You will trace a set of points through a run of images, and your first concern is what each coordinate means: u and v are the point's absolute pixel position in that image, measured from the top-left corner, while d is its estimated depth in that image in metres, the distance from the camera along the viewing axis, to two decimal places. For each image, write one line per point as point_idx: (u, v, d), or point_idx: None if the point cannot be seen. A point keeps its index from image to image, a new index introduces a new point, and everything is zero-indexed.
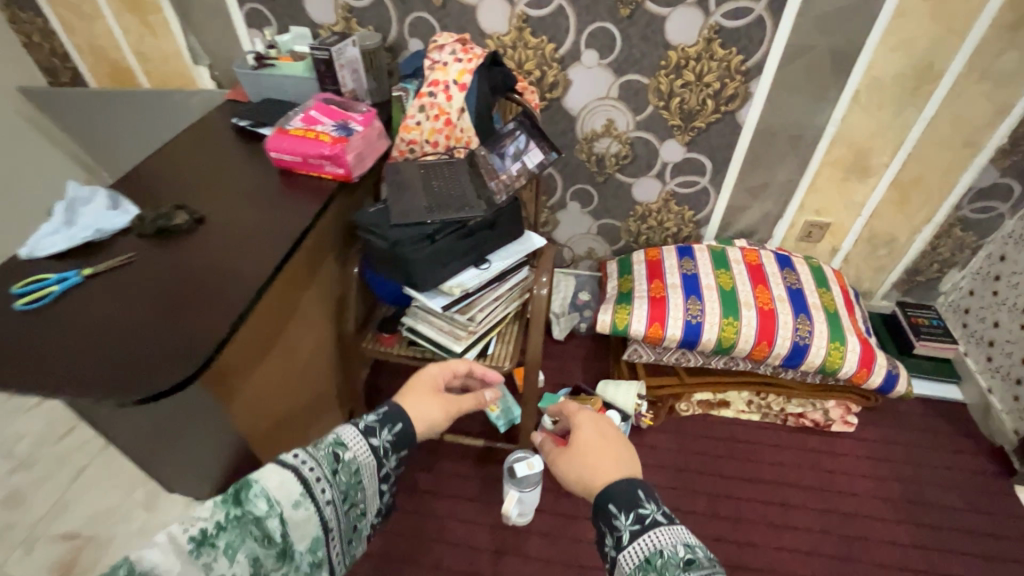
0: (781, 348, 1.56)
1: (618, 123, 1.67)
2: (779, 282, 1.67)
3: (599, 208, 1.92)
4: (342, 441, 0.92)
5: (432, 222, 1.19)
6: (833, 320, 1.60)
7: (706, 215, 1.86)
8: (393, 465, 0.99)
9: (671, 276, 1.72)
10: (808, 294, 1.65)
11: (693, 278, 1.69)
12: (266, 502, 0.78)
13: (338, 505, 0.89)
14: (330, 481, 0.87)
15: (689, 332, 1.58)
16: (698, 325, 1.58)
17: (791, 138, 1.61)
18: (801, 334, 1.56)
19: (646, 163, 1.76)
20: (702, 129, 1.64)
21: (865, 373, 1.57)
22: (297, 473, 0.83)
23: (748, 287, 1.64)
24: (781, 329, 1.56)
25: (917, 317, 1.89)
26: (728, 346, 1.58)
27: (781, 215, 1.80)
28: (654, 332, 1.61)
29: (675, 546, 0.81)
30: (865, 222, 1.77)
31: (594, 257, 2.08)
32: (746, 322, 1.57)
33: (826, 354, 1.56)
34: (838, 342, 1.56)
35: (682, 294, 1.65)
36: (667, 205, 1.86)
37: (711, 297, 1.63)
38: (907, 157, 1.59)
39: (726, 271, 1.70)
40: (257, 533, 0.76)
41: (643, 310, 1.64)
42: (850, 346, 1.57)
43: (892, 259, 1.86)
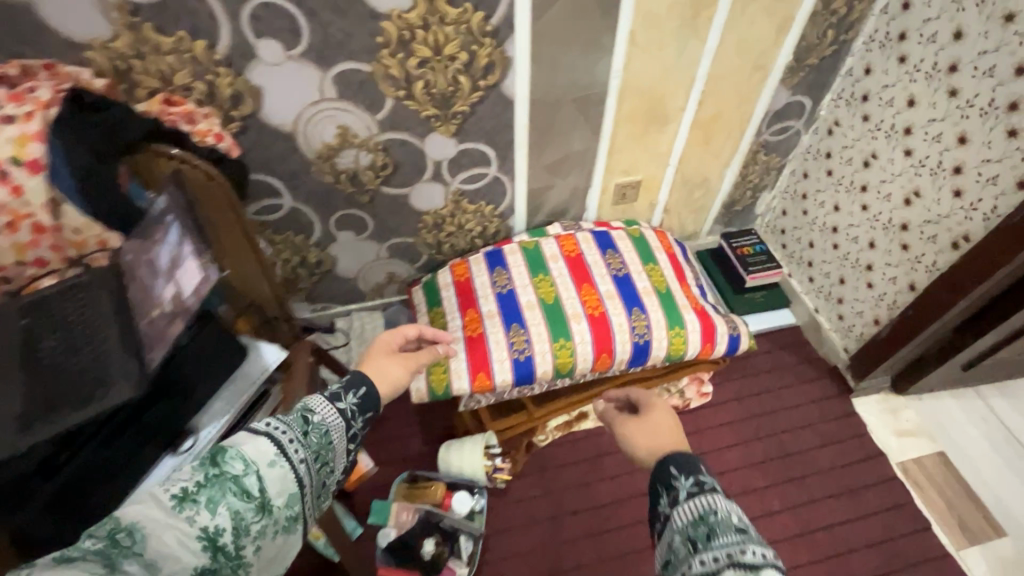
0: (623, 355, 1.34)
1: (355, 128, 1.21)
2: (605, 271, 1.43)
3: (380, 231, 1.48)
4: (312, 406, 0.78)
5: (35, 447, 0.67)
6: (668, 301, 1.41)
7: (509, 205, 1.52)
8: (363, 425, 0.83)
9: (485, 301, 1.39)
10: (637, 279, 1.43)
11: (510, 296, 1.39)
12: (241, 461, 0.66)
13: (315, 464, 0.73)
14: (304, 441, 0.73)
15: (520, 373, 1.29)
16: (528, 360, 1.30)
17: (575, 102, 1.29)
18: (639, 332, 1.35)
19: (414, 167, 1.33)
20: (468, 112, 1.24)
21: (709, 349, 1.43)
22: (267, 436, 0.70)
23: (572, 293, 1.38)
24: (618, 334, 1.34)
25: (742, 248, 1.80)
26: (568, 371, 1.32)
27: (589, 185, 1.52)
28: (481, 383, 1.29)
29: (729, 512, 0.68)
30: (676, 169, 1.56)
31: (399, 280, 1.68)
32: (579, 339, 1.32)
33: (668, 344, 1.37)
34: (677, 326, 1.38)
35: (503, 324, 1.34)
36: (460, 205, 1.48)
37: (536, 319, 1.34)
38: (702, 95, 1.36)
39: (546, 275, 1.41)
40: (235, 490, 0.64)
41: (462, 359, 1.31)
42: (689, 327, 1.40)
43: (709, 198, 1.71)
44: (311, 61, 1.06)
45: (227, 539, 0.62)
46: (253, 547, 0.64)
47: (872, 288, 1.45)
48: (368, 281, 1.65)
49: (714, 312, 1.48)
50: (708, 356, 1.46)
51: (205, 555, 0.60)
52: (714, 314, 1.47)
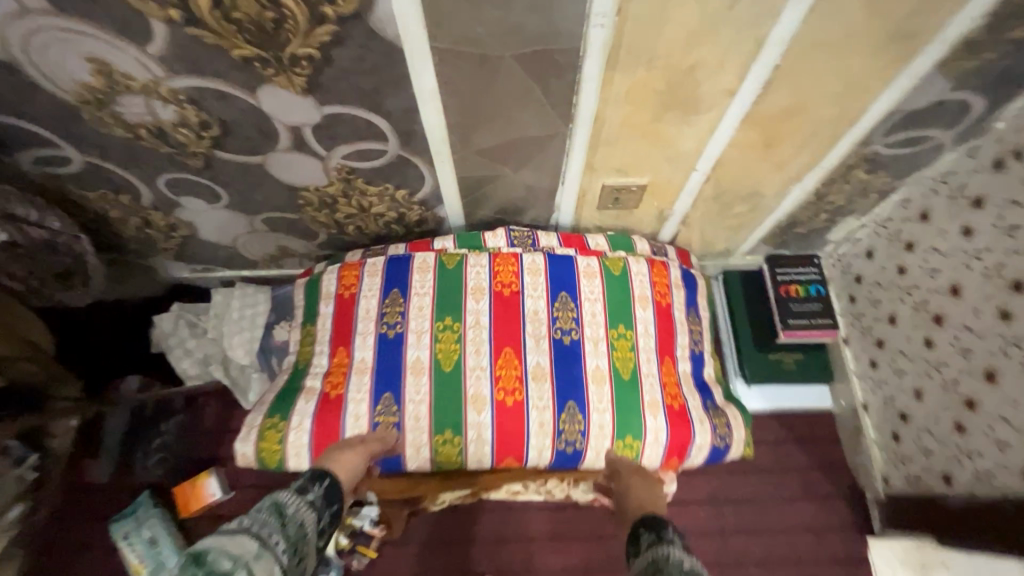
0: (538, 462, 0.94)
1: (123, 66, 0.70)
2: (545, 333, 0.96)
3: (242, 202, 1.03)
4: (280, 500, 0.74)
5: None
6: (627, 396, 0.94)
7: (432, 192, 1.01)
8: (330, 521, 0.78)
9: (362, 341, 0.97)
10: (590, 353, 0.96)
11: (394, 344, 0.95)
12: (230, 555, 0.61)
13: (295, 558, 0.68)
14: (283, 533, 0.69)
15: (381, 463, 0.92)
16: (395, 452, 0.91)
17: (524, 63, 0.71)
18: (567, 438, 0.92)
19: (258, 131, 0.82)
20: (320, 61, 0.69)
21: (675, 462, 0.99)
22: (246, 531, 0.65)
23: (482, 359, 0.93)
24: (533, 438, 0.91)
25: (789, 286, 1.25)
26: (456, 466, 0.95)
27: (558, 183, 0.97)
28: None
29: (683, 558, 0.68)
30: (707, 176, 0.97)
31: (296, 254, 1.25)
32: (472, 437, 0.90)
33: (610, 457, 0.94)
34: (630, 434, 0.93)
35: (372, 388, 0.93)
36: (353, 185, 0.98)
37: (421, 393, 0.92)
38: (772, 74, 0.73)
39: (454, 320, 0.96)
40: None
41: (306, 430, 0.92)
42: (650, 437, 0.94)
43: (755, 216, 1.11)
44: None
45: None
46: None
47: (962, 435, 0.93)
48: (254, 250, 1.24)
49: (700, 412, 0.99)
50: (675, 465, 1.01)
51: None
52: (697, 418, 0.98)
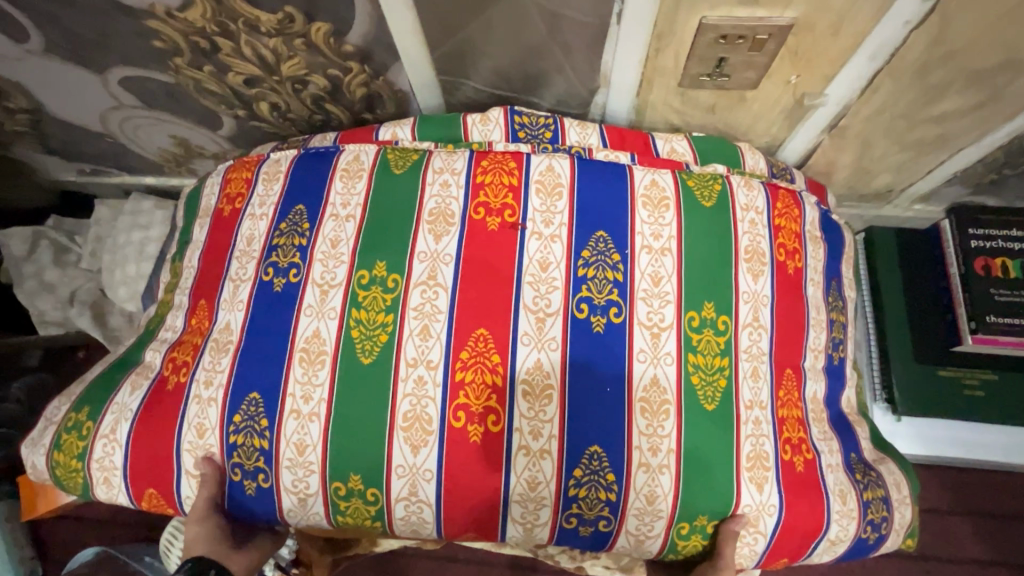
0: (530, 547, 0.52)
1: None
2: (558, 311, 0.51)
3: (69, 44, 0.62)
4: None
5: None
6: (704, 449, 0.50)
7: (376, 34, 0.55)
8: None
9: (234, 295, 0.55)
10: (641, 356, 0.51)
11: (282, 306, 0.53)
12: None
13: None
14: None
15: (248, 513, 0.53)
16: (264, 501, 0.51)
17: None
18: (584, 516, 0.50)
19: None
20: None
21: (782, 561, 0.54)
22: None
23: (437, 348, 0.50)
24: (517, 512, 0.49)
25: (995, 259, 0.73)
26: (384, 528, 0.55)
27: (609, 18, 0.50)
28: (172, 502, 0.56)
29: None
30: (924, 12, 0.47)
31: (208, 155, 0.84)
32: (401, 494, 0.50)
33: (664, 550, 0.52)
34: (704, 517, 0.50)
35: (230, 385, 0.51)
36: (231, 10, 0.54)
37: (314, 406, 0.50)
38: None
39: (392, 270, 0.53)
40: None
41: (120, 448, 0.52)
42: (744, 524, 0.50)
43: (975, 122, 0.60)
44: None
45: None
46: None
47: None
48: (147, 144, 0.83)
49: (842, 480, 0.53)
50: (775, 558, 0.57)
51: None
52: (837, 493, 0.52)
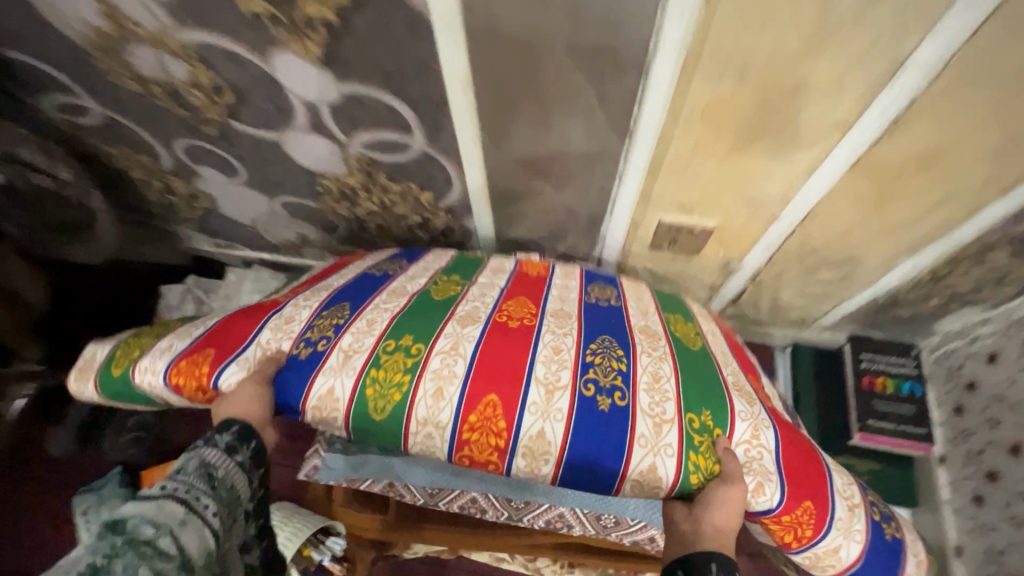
0: (550, 418, 0.63)
1: (130, 9, 0.63)
2: (577, 298, 0.81)
3: (258, 182, 0.95)
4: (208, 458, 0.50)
5: None
6: (689, 361, 0.73)
7: (461, 201, 0.88)
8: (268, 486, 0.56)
9: (335, 279, 0.84)
10: (636, 317, 0.79)
11: (377, 281, 0.83)
12: (148, 525, 0.41)
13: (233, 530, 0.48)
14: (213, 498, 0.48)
15: (288, 382, 0.67)
16: (309, 365, 0.68)
17: (574, 56, 0.57)
18: (600, 381, 0.66)
19: (271, 102, 0.73)
20: (338, 28, 0.59)
21: (807, 509, 0.64)
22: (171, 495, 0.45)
23: (492, 297, 0.78)
24: (541, 367, 0.66)
25: (875, 377, 1.02)
26: (391, 416, 0.64)
27: (606, 210, 0.82)
28: (190, 391, 0.70)
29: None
30: (793, 229, 0.78)
31: (316, 246, 1.16)
32: (444, 349, 0.68)
33: (682, 445, 0.63)
34: (708, 407, 0.66)
35: (324, 301, 0.77)
36: (374, 179, 0.87)
37: (391, 305, 0.76)
38: (904, 111, 0.56)
39: (460, 279, 0.84)
40: (146, 558, 0.40)
41: (197, 330, 0.75)
42: (743, 433, 0.66)
43: (846, 287, 0.91)
44: None
45: None
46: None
47: None
48: (275, 235, 1.16)
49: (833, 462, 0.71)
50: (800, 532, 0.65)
51: None
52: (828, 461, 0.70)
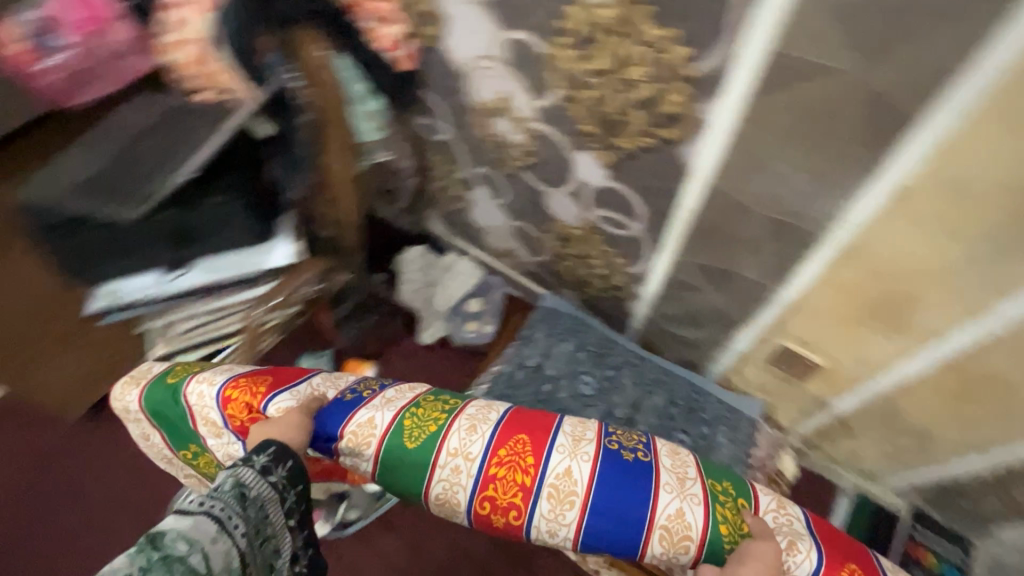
0: (577, 458, 0.74)
1: (515, 104, 1.06)
2: None
3: (509, 209, 1.37)
4: (243, 478, 0.67)
5: (75, 213, 0.85)
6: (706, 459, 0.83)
7: (642, 273, 1.22)
8: (298, 499, 0.73)
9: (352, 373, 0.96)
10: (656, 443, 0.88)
11: None
12: (186, 541, 0.60)
13: (259, 542, 0.66)
14: (244, 515, 0.65)
15: (332, 412, 0.82)
16: (352, 405, 0.82)
17: (770, 224, 0.89)
18: (623, 442, 0.77)
19: (558, 172, 1.14)
20: (632, 155, 0.97)
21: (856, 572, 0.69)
22: (206, 513, 0.63)
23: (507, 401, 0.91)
24: (569, 423, 0.78)
25: (923, 550, 1.17)
26: (422, 449, 0.77)
27: (745, 321, 1.11)
28: (237, 405, 0.81)
29: None
30: (884, 392, 1.01)
31: (513, 261, 1.56)
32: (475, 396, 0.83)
33: (707, 497, 0.73)
34: (726, 479, 0.77)
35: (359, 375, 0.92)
36: (590, 236, 1.24)
37: None
38: (989, 338, 0.80)
39: None
40: (182, 571, 0.58)
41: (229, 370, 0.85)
42: (768, 502, 0.76)
43: (918, 457, 1.10)
44: (495, 10, 0.93)
45: None
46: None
47: None
48: (490, 243, 1.58)
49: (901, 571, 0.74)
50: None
51: None
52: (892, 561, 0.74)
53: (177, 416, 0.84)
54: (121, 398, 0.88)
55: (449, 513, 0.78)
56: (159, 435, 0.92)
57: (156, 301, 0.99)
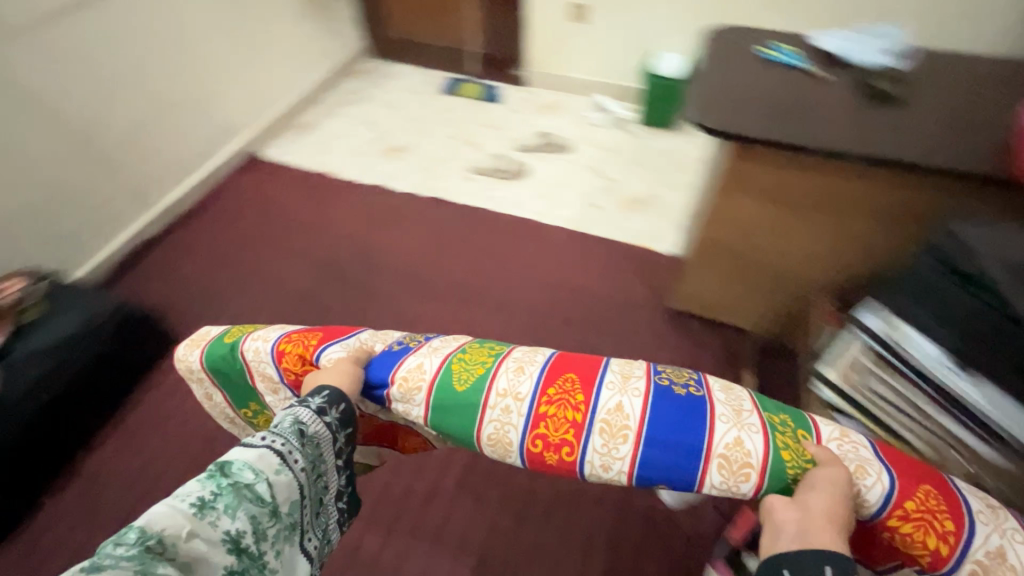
0: (626, 394, 0.82)
1: None
2: None
3: None
4: (301, 418, 0.79)
5: (985, 269, 0.86)
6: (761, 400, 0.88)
7: None
8: (347, 440, 0.84)
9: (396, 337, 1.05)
10: None
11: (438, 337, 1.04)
12: (252, 469, 0.71)
13: (312, 476, 0.78)
14: (302, 451, 0.77)
15: (378, 369, 0.92)
16: (398, 355, 0.94)
17: None
18: (672, 377, 0.86)
19: None
20: None
21: (936, 500, 0.75)
22: (268, 448, 0.74)
23: None
24: (617, 363, 0.87)
25: None
26: (474, 389, 0.86)
27: None
28: (291, 359, 0.95)
29: None
30: None
31: None
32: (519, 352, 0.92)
33: (764, 429, 0.80)
34: (784, 413, 0.84)
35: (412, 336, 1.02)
36: None
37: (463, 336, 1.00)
38: None
39: None
40: (250, 495, 0.70)
41: (273, 334, 0.98)
42: (832, 433, 0.83)
43: None
44: None
45: (247, 541, 0.69)
46: (271, 545, 0.72)
47: None
48: None
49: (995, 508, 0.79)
50: (936, 543, 0.73)
51: (229, 553, 0.67)
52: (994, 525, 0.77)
53: (235, 369, 1.01)
54: (184, 357, 1.05)
55: (501, 453, 0.86)
56: (219, 394, 1.10)
57: (916, 376, 1.00)
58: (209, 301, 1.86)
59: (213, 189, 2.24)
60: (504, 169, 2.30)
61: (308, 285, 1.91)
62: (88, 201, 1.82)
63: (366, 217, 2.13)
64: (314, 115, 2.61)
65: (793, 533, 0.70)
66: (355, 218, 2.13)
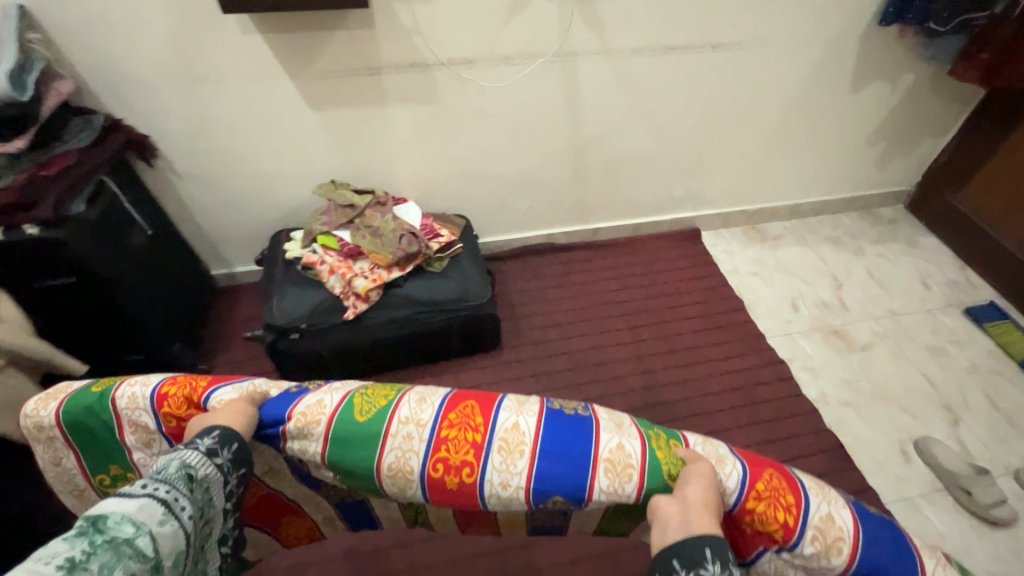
0: (523, 414, 0.85)
1: None
2: None
3: None
4: (188, 462, 0.72)
5: None
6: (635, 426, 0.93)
7: None
8: (239, 480, 0.79)
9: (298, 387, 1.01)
10: None
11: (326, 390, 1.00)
12: (132, 523, 0.64)
13: (199, 522, 0.71)
14: (191, 498, 0.70)
15: (275, 410, 0.88)
16: (297, 395, 0.91)
17: None
18: (563, 403, 0.89)
19: None
20: None
21: (779, 479, 0.82)
22: (152, 497, 0.67)
23: None
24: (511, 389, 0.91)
25: None
26: (376, 419, 0.86)
27: None
28: (173, 403, 0.87)
29: None
30: None
31: None
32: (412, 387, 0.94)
33: (644, 442, 0.84)
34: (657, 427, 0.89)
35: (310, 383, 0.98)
36: None
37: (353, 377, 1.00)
38: None
39: None
40: (130, 551, 0.62)
41: (150, 382, 0.89)
42: (695, 438, 0.89)
43: None
44: None
45: None
46: None
47: None
48: None
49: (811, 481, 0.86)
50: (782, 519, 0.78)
51: None
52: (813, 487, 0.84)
53: (102, 422, 0.88)
54: (31, 413, 0.88)
55: (402, 485, 0.85)
56: (68, 461, 0.92)
57: None
58: (543, 337, 1.79)
59: (633, 238, 2.12)
60: (970, 492, 1.42)
61: (622, 402, 1.64)
62: (540, 194, 1.90)
63: (733, 385, 1.68)
64: (783, 231, 2.17)
65: (676, 524, 0.72)
66: (722, 376, 1.70)
